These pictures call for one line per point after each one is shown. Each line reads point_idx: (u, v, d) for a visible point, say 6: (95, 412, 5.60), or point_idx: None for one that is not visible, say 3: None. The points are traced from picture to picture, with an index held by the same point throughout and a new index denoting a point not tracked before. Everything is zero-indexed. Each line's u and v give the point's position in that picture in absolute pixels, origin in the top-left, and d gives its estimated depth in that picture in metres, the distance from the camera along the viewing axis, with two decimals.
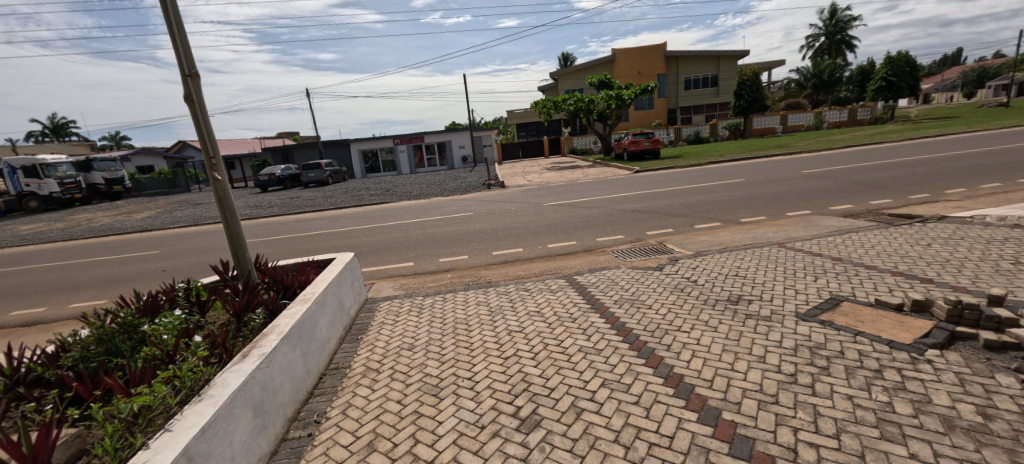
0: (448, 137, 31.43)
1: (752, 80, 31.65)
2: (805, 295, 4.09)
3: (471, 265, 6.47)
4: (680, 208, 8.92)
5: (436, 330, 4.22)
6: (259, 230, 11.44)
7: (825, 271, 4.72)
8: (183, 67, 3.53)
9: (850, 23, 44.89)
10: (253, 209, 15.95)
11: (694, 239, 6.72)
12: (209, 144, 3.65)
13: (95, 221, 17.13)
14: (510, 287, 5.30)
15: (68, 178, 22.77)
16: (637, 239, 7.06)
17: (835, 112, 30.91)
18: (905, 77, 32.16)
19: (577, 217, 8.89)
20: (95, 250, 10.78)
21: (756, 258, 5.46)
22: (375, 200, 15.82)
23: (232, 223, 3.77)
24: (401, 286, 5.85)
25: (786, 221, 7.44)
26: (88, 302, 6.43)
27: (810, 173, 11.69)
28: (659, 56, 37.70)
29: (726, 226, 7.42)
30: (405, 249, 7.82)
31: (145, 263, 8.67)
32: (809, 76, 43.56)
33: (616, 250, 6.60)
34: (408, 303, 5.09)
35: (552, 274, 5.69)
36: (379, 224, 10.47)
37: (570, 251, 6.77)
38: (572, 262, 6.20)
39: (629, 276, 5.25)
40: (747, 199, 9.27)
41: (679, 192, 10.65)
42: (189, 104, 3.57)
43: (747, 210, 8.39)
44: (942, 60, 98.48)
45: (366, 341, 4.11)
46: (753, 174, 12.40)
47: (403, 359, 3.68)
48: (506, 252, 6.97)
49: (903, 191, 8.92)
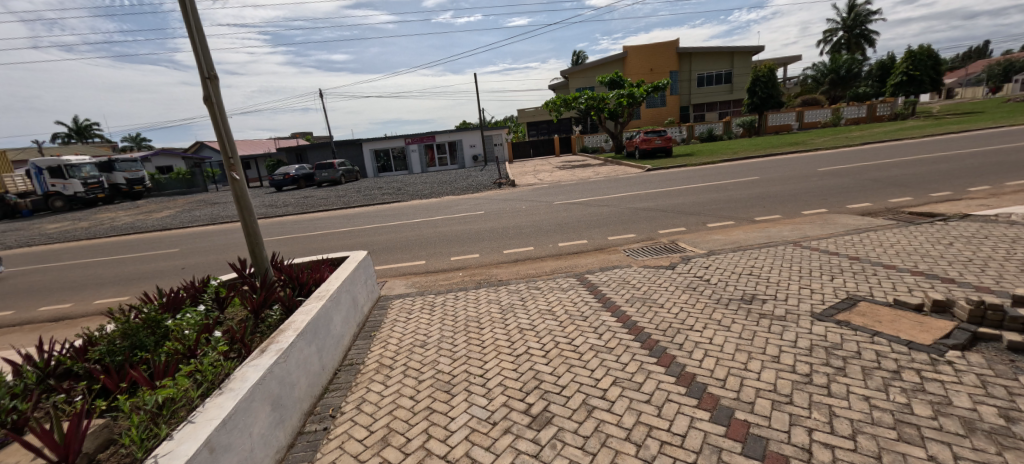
0: (458, 137, 31.64)
1: (767, 76, 31.08)
2: (821, 294, 4.02)
3: (481, 264, 6.51)
4: (693, 207, 8.83)
5: (448, 328, 4.28)
6: (274, 228, 11.67)
7: (841, 270, 4.63)
8: (203, 69, 3.61)
9: (869, 17, 43.78)
10: (269, 208, 16.31)
11: (706, 238, 6.65)
12: (227, 144, 3.71)
13: (116, 221, 17.67)
14: (521, 286, 5.32)
15: (91, 178, 23.51)
16: (648, 238, 7.02)
17: (853, 108, 30.19)
18: (927, 71, 31.26)
19: (589, 216, 8.88)
20: (118, 248, 11.14)
21: (770, 257, 5.39)
22: (386, 199, 15.98)
23: (249, 221, 3.86)
24: (413, 284, 5.91)
25: (801, 220, 7.31)
26: (111, 298, 6.65)
27: (826, 170, 11.45)
28: (671, 53, 37.33)
29: (739, 225, 7.32)
30: (416, 247, 7.91)
31: (166, 261, 8.93)
32: (826, 72, 42.76)
33: (627, 249, 6.57)
34: (420, 300, 5.16)
35: (563, 273, 5.69)
36: (391, 223, 10.61)
37: (580, 250, 6.75)
38: (583, 260, 6.19)
39: (641, 275, 5.22)
40: (760, 198, 9.13)
41: (691, 190, 10.54)
42: (208, 105, 3.63)
43: (760, 208, 8.26)
44: (966, 53, 95.70)
45: (379, 338, 4.17)
46: (768, 172, 12.20)
47: (416, 356, 3.73)
48: (517, 250, 6.99)
49: (925, 188, 8.69)
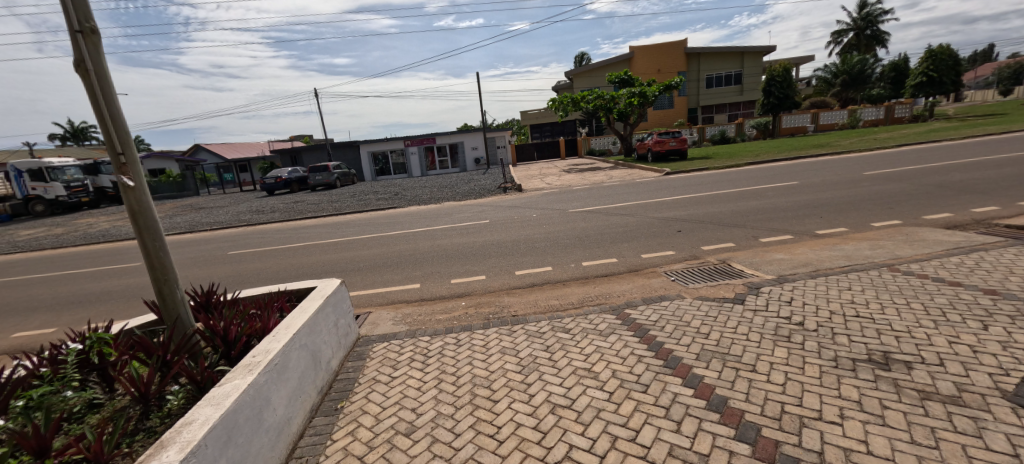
0: (459, 139, 30.52)
1: (782, 76, 29.95)
2: (994, 360, 2.74)
3: (489, 290, 5.22)
4: (735, 216, 7.54)
5: (446, 398, 2.99)
6: (254, 238, 10.40)
7: (991, 314, 3.36)
8: (70, 18, 2.31)
9: (880, 17, 42.92)
10: (254, 214, 15.03)
11: (768, 258, 5.36)
12: (115, 136, 2.43)
13: (93, 227, 16.43)
14: (543, 328, 3.99)
15: (75, 181, 22.31)
16: (692, 256, 5.74)
17: (871, 110, 28.99)
18: (948, 71, 30.08)
19: (614, 226, 7.65)
20: (76, 260, 9.83)
21: (870, 289, 4.12)
22: (382, 204, 14.71)
23: (152, 250, 2.59)
24: (403, 318, 4.62)
25: (876, 234, 6.04)
26: (29, 333, 5.33)
27: (874, 174, 10.17)
28: (679, 54, 36.26)
29: (802, 240, 6.03)
30: (411, 265, 6.63)
31: (120, 279, 7.64)
32: (838, 73, 41.63)
33: (670, 273, 5.28)
34: (410, 347, 3.87)
35: (595, 306, 4.40)
36: (384, 233, 9.34)
37: (610, 272, 5.47)
38: (618, 287, 4.91)
39: (703, 314, 3.94)
40: (813, 205, 7.81)
41: (727, 196, 9.22)
42: (81, 74, 2.33)
43: (818, 218, 6.98)
44: (972, 56, 94.64)
45: (347, 416, 2.88)
46: (805, 175, 10.94)
47: (398, 454, 2.45)
48: (532, 272, 5.70)
49: (1007, 196, 7.42)
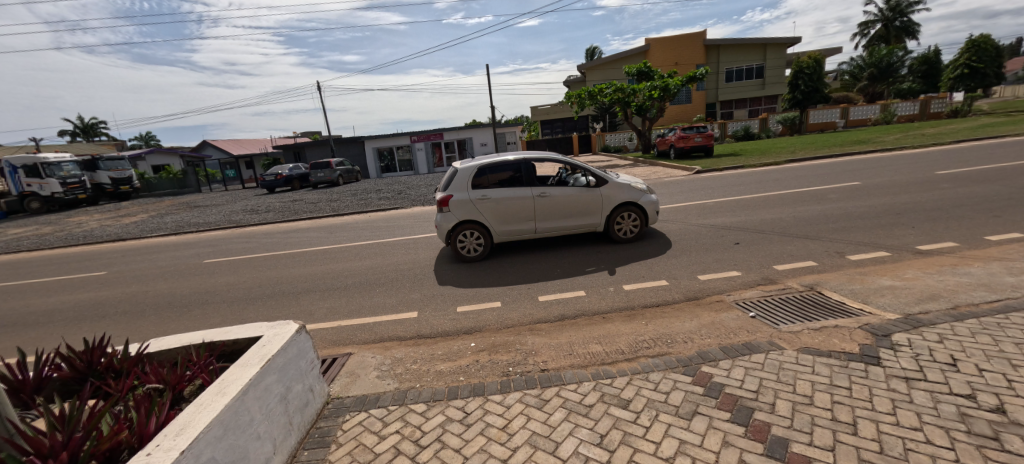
0: (467, 134, 29.49)
1: (811, 68, 28.00)
2: None
3: (505, 325, 4.02)
4: (801, 224, 6.22)
5: None
6: (239, 242, 9.30)
7: None
8: None
9: (911, 7, 40.59)
10: (249, 214, 14.02)
11: (874, 286, 4.07)
12: None
13: (81, 226, 15.54)
14: (589, 397, 2.76)
15: (72, 178, 21.53)
16: (765, 280, 4.48)
17: (907, 104, 27.22)
18: (991, 62, 28.20)
19: (653, 236, 6.38)
20: (43, 266, 8.83)
21: None
22: (384, 204, 13.59)
23: None
24: (392, 368, 3.43)
25: (1001, 250, 4.70)
26: None
27: (949, 173, 8.73)
28: (697, 46, 34.58)
29: (906, 260, 4.70)
30: (408, 284, 5.43)
31: (75, 293, 6.57)
32: (864, 66, 39.33)
33: (744, 304, 4.01)
34: (394, 426, 2.65)
35: (656, 358, 3.15)
36: (382, 239, 8.17)
37: (663, 300, 4.23)
38: (680, 325, 3.67)
39: (826, 380, 2.66)
40: (894, 211, 6.46)
41: (780, 199, 7.88)
42: None
43: (910, 229, 5.65)
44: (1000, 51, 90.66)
45: None
46: (864, 175, 9.54)
47: None
48: (559, 299, 4.48)
49: None
